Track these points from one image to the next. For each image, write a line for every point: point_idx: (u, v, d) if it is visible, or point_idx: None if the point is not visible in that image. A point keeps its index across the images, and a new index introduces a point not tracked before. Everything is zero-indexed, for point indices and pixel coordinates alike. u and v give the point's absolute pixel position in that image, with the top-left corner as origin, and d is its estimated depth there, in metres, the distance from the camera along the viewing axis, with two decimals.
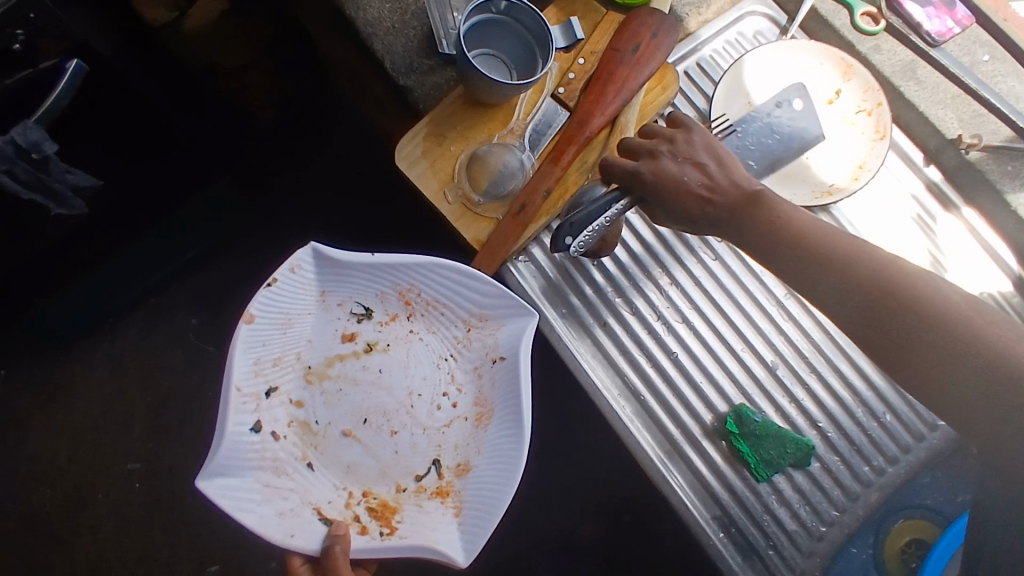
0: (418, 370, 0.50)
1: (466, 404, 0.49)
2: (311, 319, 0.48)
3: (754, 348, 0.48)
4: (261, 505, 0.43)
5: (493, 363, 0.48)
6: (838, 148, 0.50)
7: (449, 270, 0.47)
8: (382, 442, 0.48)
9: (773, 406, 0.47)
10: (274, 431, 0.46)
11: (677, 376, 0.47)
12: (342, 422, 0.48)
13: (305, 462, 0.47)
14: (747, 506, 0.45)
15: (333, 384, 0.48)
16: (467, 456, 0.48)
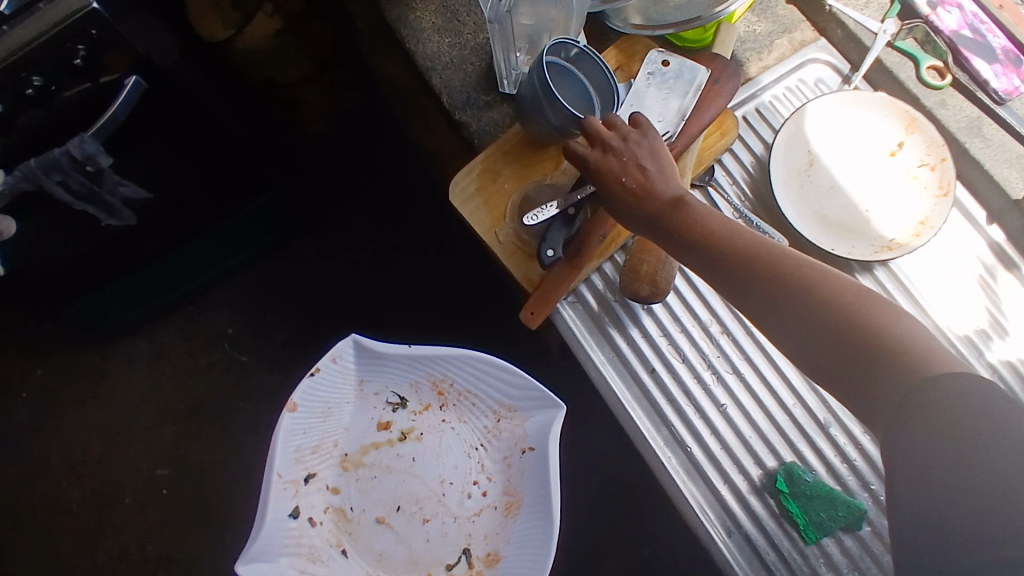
0: (450, 459, 0.52)
1: (496, 494, 0.51)
2: (348, 405, 0.52)
3: (806, 403, 0.47)
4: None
5: (523, 454, 0.51)
6: (900, 203, 0.49)
7: (483, 362, 0.51)
8: (414, 529, 0.51)
9: (822, 464, 0.46)
10: (310, 516, 0.49)
11: (725, 426, 0.46)
12: (375, 510, 0.51)
13: (339, 549, 0.50)
14: (792, 566, 0.44)
15: (368, 471, 0.52)
16: (497, 546, 0.50)
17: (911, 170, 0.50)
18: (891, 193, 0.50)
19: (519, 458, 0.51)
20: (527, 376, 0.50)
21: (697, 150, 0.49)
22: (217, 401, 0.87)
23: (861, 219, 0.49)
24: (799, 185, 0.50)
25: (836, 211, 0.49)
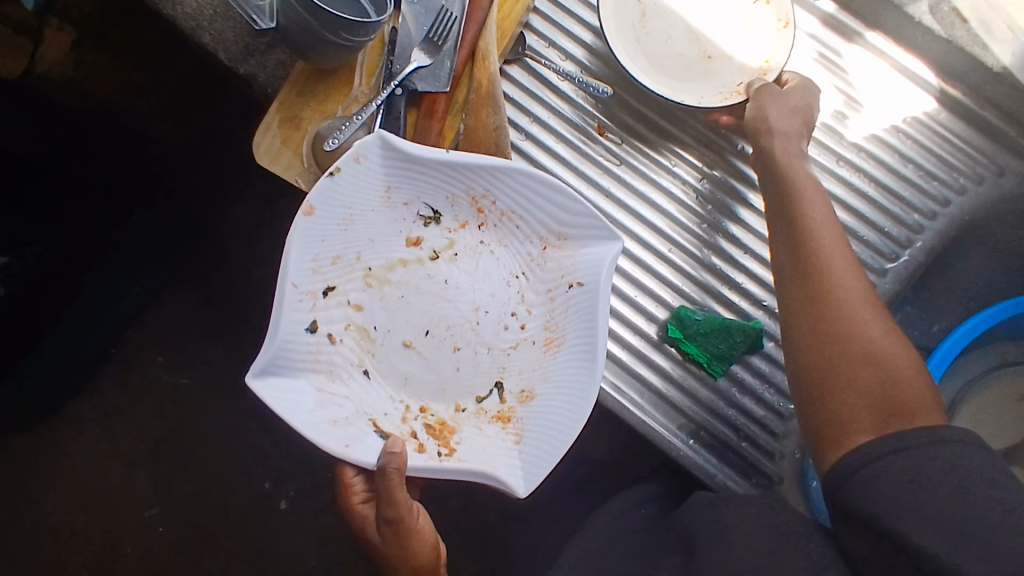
0: (485, 284, 0.44)
1: (536, 327, 0.43)
2: (376, 214, 0.42)
3: (678, 246, 0.48)
4: (309, 409, 0.38)
5: (569, 289, 0.43)
6: (736, 40, 0.48)
7: (542, 181, 0.41)
8: (442, 356, 0.43)
9: (721, 303, 0.47)
10: (330, 332, 0.41)
11: (638, 298, 0.46)
12: (404, 332, 0.43)
13: (361, 369, 0.42)
14: (712, 410, 0.47)
15: (395, 290, 0.43)
16: (533, 383, 0.43)
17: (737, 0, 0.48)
18: (722, 32, 0.48)
19: (564, 293, 0.43)
20: (585, 199, 0.40)
21: (495, 23, 0.45)
22: (148, 465, 0.77)
23: (703, 70, 0.48)
24: (634, 52, 0.47)
25: (675, 71, 0.48)
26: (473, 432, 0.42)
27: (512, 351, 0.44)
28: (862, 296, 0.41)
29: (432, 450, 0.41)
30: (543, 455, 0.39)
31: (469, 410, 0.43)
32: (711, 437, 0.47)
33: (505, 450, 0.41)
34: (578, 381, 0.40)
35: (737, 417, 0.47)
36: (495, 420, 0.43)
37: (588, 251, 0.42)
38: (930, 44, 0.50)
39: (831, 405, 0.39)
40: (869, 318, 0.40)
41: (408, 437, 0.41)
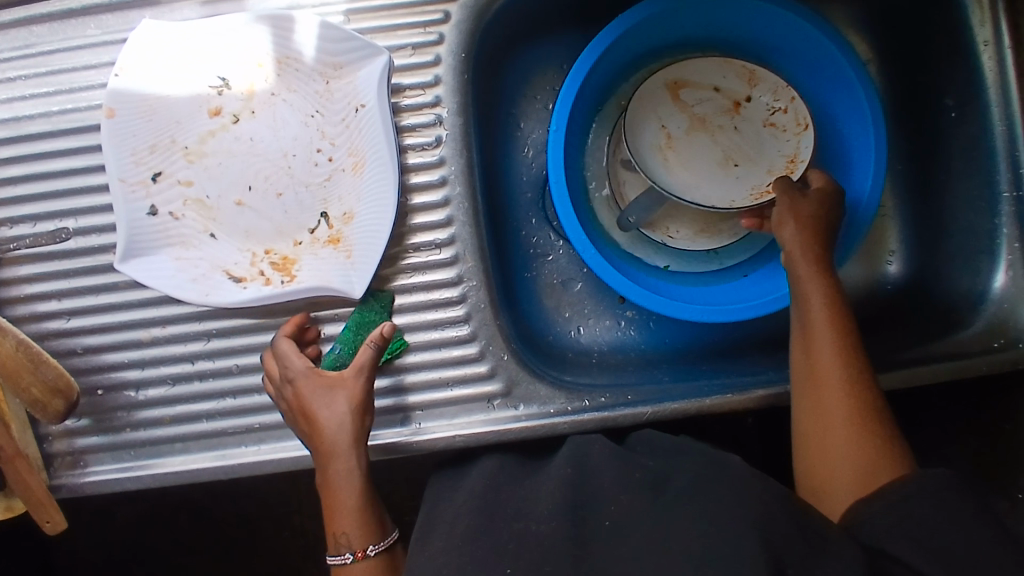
0: (285, 129, 0.61)
1: (341, 156, 0.61)
2: (173, 103, 0.61)
3: (439, 225, 0.64)
4: (174, 272, 0.60)
5: (357, 110, 0.60)
6: (752, 156, 0.69)
7: (291, 25, 0.59)
8: (269, 202, 0.61)
9: (426, 270, 0.64)
10: (170, 211, 0.61)
11: (432, 222, 0.64)
12: (232, 193, 0.61)
13: (208, 232, 0.61)
14: (445, 386, 0.64)
15: (212, 159, 0.61)
16: (351, 207, 0.61)
17: (765, 136, 0.69)
18: (727, 156, 0.69)
19: (354, 115, 0.60)
20: (344, 29, 0.58)
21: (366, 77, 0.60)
22: (192, 535, 0.92)
23: (722, 176, 0.68)
24: (688, 165, 0.68)
25: (736, 189, 0.68)
26: (312, 257, 0.61)
27: (327, 183, 0.61)
28: (841, 416, 0.53)
29: (277, 280, 0.60)
30: (365, 269, 0.60)
31: (305, 242, 0.61)
32: (458, 403, 0.64)
33: (339, 265, 0.60)
34: (383, 204, 0.59)
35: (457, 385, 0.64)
36: (326, 243, 0.61)
37: (366, 74, 0.60)
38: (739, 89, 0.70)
39: (808, 444, 0.55)
40: (840, 406, 0.53)
41: (257, 276, 0.60)
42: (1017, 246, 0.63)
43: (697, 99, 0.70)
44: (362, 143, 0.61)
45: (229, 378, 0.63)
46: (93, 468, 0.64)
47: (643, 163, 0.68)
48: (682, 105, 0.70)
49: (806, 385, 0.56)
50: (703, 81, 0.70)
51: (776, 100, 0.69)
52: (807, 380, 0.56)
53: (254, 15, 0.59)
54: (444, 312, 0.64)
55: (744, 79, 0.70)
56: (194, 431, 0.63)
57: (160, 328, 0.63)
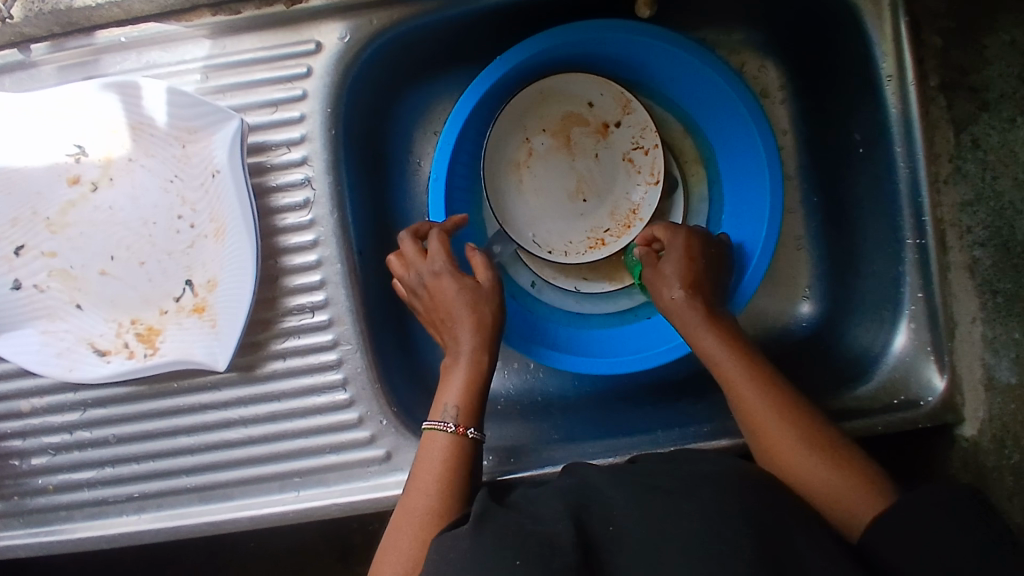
0: (145, 196, 0.60)
1: (202, 222, 0.60)
2: (32, 174, 0.60)
3: (314, 288, 0.62)
4: (40, 346, 0.59)
5: (213, 175, 0.59)
6: (602, 191, 0.72)
7: (139, 91, 0.57)
8: (132, 271, 0.60)
9: (304, 333, 0.62)
10: (35, 283, 0.60)
11: (305, 283, 0.62)
12: (95, 263, 0.60)
13: (74, 303, 0.60)
14: (322, 451, 0.62)
15: (74, 229, 0.60)
16: (214, 274, 0.60)
17: (620, 171, 0.72)
18: (578, 186, 0.72)
19: (211, 180, 0.59)
20: (193, 95, 0.57)
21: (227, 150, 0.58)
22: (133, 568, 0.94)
23: (566, 204, 0.72)
24: (539, 192, 0.72)
25: (579, 224, 0.72)
26: (176, 327, 0.60)
27: (191, 250, 0.60)
28: (791, 440, 0.51)
29: (141, 352, 0.59)
30: (228, 340, 0.58)
31: (170, 310, 0.60)
32: (338, 470, 0.62)
33: (204, 336, 0.59)
34: (244, 273, 0.58)
35: (335, 450, 0.62)
36: (191, 312, 0.60)
37: (219, 138, 0.58)
38: (605, 111, 0.71)
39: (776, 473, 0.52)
40: (785, 431, 0.52)
41: (122, 348, 0.60)
42: (920, 297, 0.59)
43: (567, 115, 0.71)
44: (221, 209, 0.59)
45: (109, 447, 0.63)
46: None
47: (496, 183, 0.71)
48: (554, 128, 0.71)
49: (752, 431, 0.53)
50: (578, 98, 0.71)
51: (641, 139, 0.71)
52: (752, 427, 0.54)
53: (103, 83, 0.57)
54: (321, 377, 0.62)
55: (619, 105, 0.71)
56: (81, 499, 0.63)
57: (39, 398, 0.63)
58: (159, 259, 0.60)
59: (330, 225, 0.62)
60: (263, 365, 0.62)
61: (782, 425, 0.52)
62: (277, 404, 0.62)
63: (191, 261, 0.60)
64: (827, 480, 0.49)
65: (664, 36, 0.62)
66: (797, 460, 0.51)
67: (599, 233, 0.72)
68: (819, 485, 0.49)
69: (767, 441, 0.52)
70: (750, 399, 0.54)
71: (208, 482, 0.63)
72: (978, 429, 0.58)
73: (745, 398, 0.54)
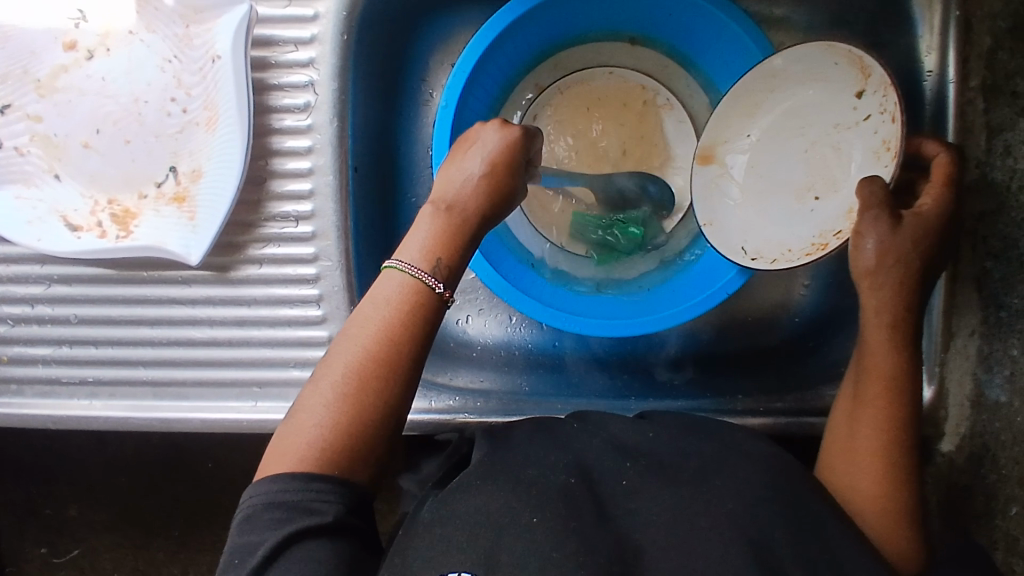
0: (139, 74, 0.57)
1: (195, 109, 0.57)
2: (27, 31, 0.57)
3: (301, 197, 0.60)
4: (11, 209, 0.57)
5: (213, 61, 0.56)
6: (838, 185, 0.55)
7: None
8: (116, 147, 0.58)
9: (284, 241, 0.60)
10: (15, 145, 0.58)
11: (292, 190, 0.60)
12: (78, 134, 0.58)
13: (52, 173, 0.58)
14: (286, 366, 0.60)
15: (63, 97, 0.58)
16: (201, 165, 0.58)
17: (861, 154, 0.54)
18: (806, 182, 0.57)
19: (210, 66, 0.56)
20: None
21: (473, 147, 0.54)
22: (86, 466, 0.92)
23: (794, 207, 0.58)
24: (747, 187, 0.60)
25: (805, 227, 0.57)
26: (154, 212, 0.57)
27: (179, 136, 0.58)
28: (877, 467, 0.47)
29: (113, 233, 0.57)
30: (206, 233, 0.57)
31: (150, 195, 0.58)
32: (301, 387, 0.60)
33: (180, 227, 0.57)
34: (232, 165, 0.56)
35: (297, 366, 0.60)
36: (170, 201, 0.58)
37: (225, 22, 0.56)
38: (831, 86, 0.55)
39: (831, 469, 0.49)
40: (885, 468, 0.47)
41: (94, 226, 0.58)
42: (921, 304, 0.57)
43: (788, 92, 0.57)
44: (218, 96, 0.57)
45: (68, 327, 0.61)
46: None
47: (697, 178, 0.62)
48: (765, 129, 0.59)
49: (853, 432, 0.49)
50: (804, 70, 0.56)
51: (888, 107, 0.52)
52: (855, 430, 0.49)
53: None
54: (296, 289, 0.60)
55: (854, 70, 0.53)
56: (39, 375, 0.61)
57: (2, 266, 0.60)
58: (146, 141, 0.58)
59: (329, 135, 0.59)
60: (237, 269, 0.60)
61: (887, 453, 0.47)
62: (246, 310, 0.60)
63: (178, 148, 0.58)
64: (880, 511, 0.46)
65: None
66: (869, 480, 0.47)
67: (832, 237, 0.55)
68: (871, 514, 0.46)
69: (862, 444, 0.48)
70: (880, 409, 0.48)
71: (164, 378, 0.61)
72: (957, 445, 0.57)
73: (873, 405, 0.49)
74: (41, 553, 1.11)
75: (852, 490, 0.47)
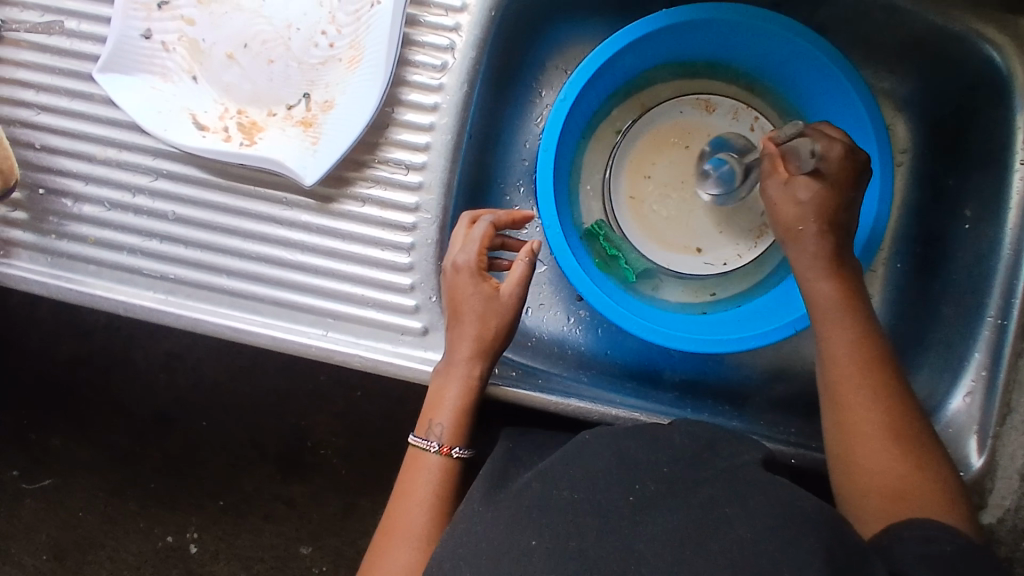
0: (297, 3, 0.61)
1: (341, 47, 0.61)
2: None
3: (416, 150, 0.62)
4: (145, 97, 0.60)
5: (371, 7, 0.60)
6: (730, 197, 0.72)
7: None
8: (257, 63, 0.61)
9: (389, 185, 0.62)
10: (163, 40, 0.60)
11: (408, 140, 0.62)
12: (225, 44, 0.61)
13: (190, 74, 0.61)
14: (359, 304, 0.61)
15: (219, 8, 0.61)
16: (334, 98, 0.60)
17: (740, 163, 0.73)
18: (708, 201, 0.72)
19: (367, 11, 0.60)
20: None
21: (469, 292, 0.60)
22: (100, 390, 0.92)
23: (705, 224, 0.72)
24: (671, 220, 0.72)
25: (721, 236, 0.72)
26: (279, 130, 0.60)
27: (320, 67, 0.61)
28: (883, 455, 0.51)
29: (237, 141, 0.60)
30: (326, 159, 0.59)
31: (278, 115, 0.61)
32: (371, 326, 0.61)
33: (301, 149, 0.60)
34: (365, 101, 0.59)
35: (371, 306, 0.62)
36: (297, 124, 0.60)
37: None
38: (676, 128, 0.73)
39: (848, 479, 0.53)
40: (886, 452, 0.51)
41: (220, 131, 0.60)
42: (982, 375, 0.60)
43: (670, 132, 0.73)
44: (366, 39, 0.60)
45: (163, 223, 0.62)
46: (17, 262, 0.63)
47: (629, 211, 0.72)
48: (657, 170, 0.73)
49: (843, 427, 0.54)
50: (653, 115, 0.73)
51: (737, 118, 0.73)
52: (843, 427, 0.54)
53: None
54: (390, 234, 0.62)
55: (700, 108, 0.74)
56: (117, 267, 0.63)
57: (117, 152, 0.63)
58: (288, 65, 0.61)
59: (455, 99, 0.62)
60: (339, 202, 0.62)
61: (877, 435, 0.52)
62: (339, 243, 0.62)
63: (315, 77, 0.61)
64: (900, 501, 0.49)
65: (762, 14, 0.63)
66: (876, 473, 0.51)
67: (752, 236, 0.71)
68: (890, 505, 0.49)
69: (855, 437, 0.53)
70: (856, 397, 0.54)
71: (243, 290, 0.62)
72: (998, 518, 0.56)
73: (849, 397, 0.54)
74: (12, 476, 1.08)
75: (870, 490, 0.51)
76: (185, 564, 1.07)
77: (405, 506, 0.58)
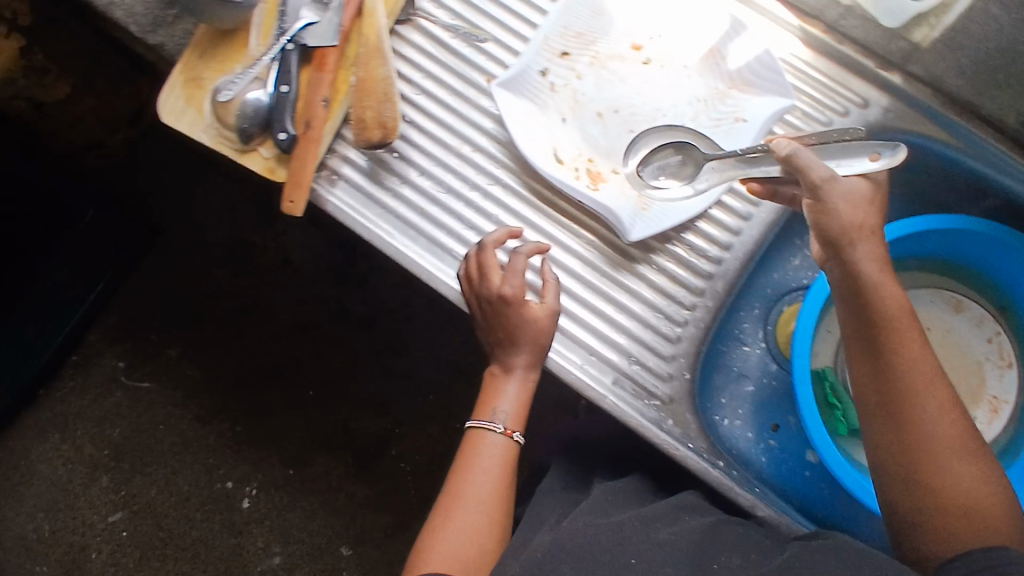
0: (672, 95, 0.70)
1: (694, 141, 0.69)
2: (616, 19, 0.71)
3: (715, 245, 0.70)
4: (523, 120, 0.69)
5: (735, 121, 0.68)
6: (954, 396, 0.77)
7: (742, 35, 0.69)
8: (620, 127, 0.70)
9: (682, 265, 0.70)
10: (553, 80, 0.70)
11: (714, 235, 0.71)
12: (601, 104, 0.70)
13: (562, 115, 0.70)
14: (621, 354, 0.67)
15: (607, 74, 0.70)
16: (674, 179, 0.68)
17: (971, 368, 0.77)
18: None
19: (730, 122, 0.68)
20: (778, 64, 0.67)
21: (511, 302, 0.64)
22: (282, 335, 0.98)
23: None
24: None
25: None
26: (619, 188, 0.68)
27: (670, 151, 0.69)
28: (961, 499, 0.51)
29: (583, 182, 0.68)
30: (652, 226, 0.66)
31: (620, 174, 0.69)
32: (625, 377, 0.67)
33: (633, 209, 0.67)
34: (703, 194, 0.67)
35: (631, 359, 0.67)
36: (635, 188, 0.69)
37: (764, 100, 0.68)
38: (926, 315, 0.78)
39: (931, 531, 0.52)
40: (982, 512, 0.51)
41: (570, 169, 0.68)
42: None
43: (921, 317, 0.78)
44: (721, 144, 0.68)
45: (483, 220, 0.70)
46: (338, 194, 0.70)
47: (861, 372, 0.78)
48: None
49: (916, 478, 0.53)
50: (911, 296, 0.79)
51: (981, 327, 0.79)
52: (916, 477, 0.53)
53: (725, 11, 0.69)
54: (669, 306, 0.69)
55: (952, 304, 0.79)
56: (424, 239, 0.69)
57: (471, 151, 0.72)
58: (645, 139, 0.70)
59: (759, 219, 0.71)
60: (636, 263, 0.69)
61: (959, 484, 0.52)
62: (624, 296, 0.69)
63: (663, 157, 0.69)
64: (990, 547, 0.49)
65: None
66: (976, 526, 0.50)
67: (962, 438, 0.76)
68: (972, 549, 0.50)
69: (924, 484, 0.53)
70: (925, 436, 0.53)
71: None
72: None
73: (919, 437, 0.53)
74: (118, 365, 1.26)
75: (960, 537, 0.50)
76: (231, 514, 1.22)
77: (466, 478, 0.64)
